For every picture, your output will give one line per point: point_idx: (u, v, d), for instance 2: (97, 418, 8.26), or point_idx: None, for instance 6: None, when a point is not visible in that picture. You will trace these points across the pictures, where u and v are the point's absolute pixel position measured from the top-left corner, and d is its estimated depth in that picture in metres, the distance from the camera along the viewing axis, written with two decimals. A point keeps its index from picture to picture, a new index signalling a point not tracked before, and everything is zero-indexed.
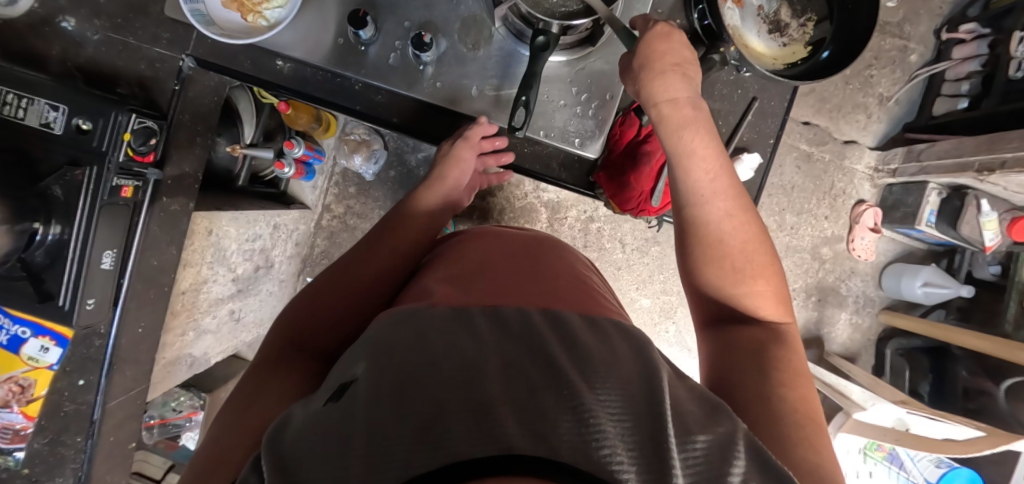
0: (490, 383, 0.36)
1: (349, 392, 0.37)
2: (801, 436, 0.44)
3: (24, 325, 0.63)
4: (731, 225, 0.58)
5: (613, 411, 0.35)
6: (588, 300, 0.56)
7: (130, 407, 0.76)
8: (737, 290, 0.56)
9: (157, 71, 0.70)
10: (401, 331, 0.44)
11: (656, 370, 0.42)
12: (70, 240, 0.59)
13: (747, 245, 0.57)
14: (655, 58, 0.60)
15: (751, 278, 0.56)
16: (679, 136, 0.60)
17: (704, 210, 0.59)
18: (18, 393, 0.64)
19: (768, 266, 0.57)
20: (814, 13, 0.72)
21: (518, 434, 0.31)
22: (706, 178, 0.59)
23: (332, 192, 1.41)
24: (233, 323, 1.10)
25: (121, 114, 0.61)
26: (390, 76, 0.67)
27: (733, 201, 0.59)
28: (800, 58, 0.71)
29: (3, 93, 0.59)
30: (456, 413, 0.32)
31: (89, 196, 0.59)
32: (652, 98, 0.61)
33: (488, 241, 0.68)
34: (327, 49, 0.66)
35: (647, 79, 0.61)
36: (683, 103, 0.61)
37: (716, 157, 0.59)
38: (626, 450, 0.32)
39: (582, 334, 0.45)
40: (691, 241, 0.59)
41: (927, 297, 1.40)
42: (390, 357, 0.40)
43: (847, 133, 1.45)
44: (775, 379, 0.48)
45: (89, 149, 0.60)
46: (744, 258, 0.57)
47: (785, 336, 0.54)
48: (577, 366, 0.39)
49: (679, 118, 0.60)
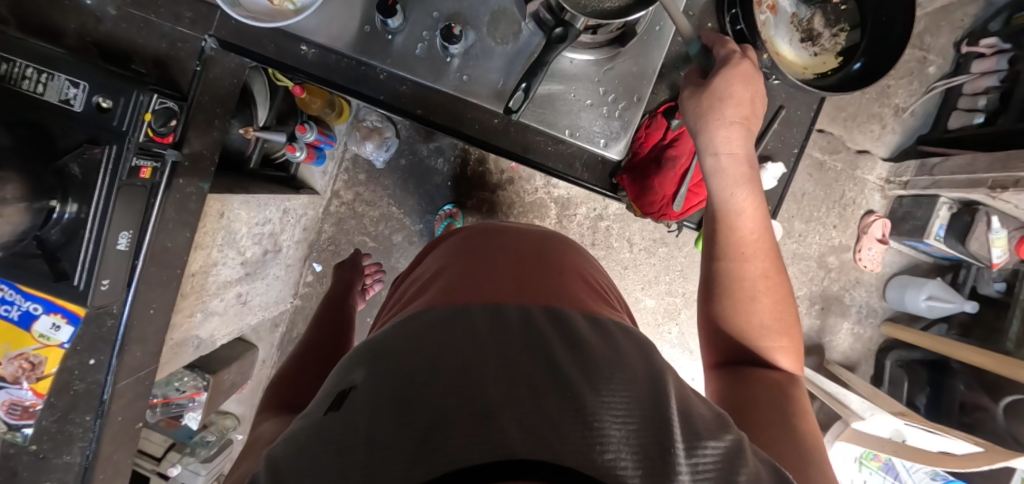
0: (492, 383, 0.36)
1: (349, 400, 0.38)
2: (808, 460, 0.44)
3: (35, 302, 0.62)
4: (764, 284, 0.59)
5: (619, 413, 0.35)
6: (589, 298, 0.56)
7: (138, 387, 0.76)
8: (761, 343, 0.58)
9: (177, 49, 0.68)
10: (401, 336, 0.45)
11: (662, 373, 0.41)
12: (87, 219, 0.59)
13: (777, 306, 0.59)
14: (728, 104, 0.61)
15: (777, 334, 0.58)
16: (729, 192, 0.62)
17: (741, 267, 0.60)
18: (28, 369, 0.65)
19: (793, 326, 0.60)
20: (847, 23, 0.71)
21: (519, 438, 0.31)
22: (750, 236, 0.61)
23: (342, 178, 1.40)
24: (239, 306, 1.10)
25: (143, 94, 0.59)
26: (416, 67, 0.65)
27: (768, 262, 0.61)
28: (831, 69, 0.71)
29: (23, 66, 0.58)
30: (457, 420, 0.33)
31: (108, 176, 0.58)
32: (712, 147, 0.62)
33: (494, 236, 0.68)
34: (351, 36, 0.65)
35: (710, 126, 0.62)
36: (740, 158, 0.62)
37: (761, 217, 0.62)
38: (629, 453, 0.32)
39: (587, 334, 0.45)
40: (719, 293, 0.61)
41: (930, 311, 1.41)
42: (389, 364, 0.41)
43: (860, 143, 1.45)
44: (785, 416, 0.49)
45: (110, 128, 0.58)
46: (773, 317, 0.59)
47: (797, 383, 0.56)
48: (580, 367, 0.39)
49: (736, 172, 0.61)
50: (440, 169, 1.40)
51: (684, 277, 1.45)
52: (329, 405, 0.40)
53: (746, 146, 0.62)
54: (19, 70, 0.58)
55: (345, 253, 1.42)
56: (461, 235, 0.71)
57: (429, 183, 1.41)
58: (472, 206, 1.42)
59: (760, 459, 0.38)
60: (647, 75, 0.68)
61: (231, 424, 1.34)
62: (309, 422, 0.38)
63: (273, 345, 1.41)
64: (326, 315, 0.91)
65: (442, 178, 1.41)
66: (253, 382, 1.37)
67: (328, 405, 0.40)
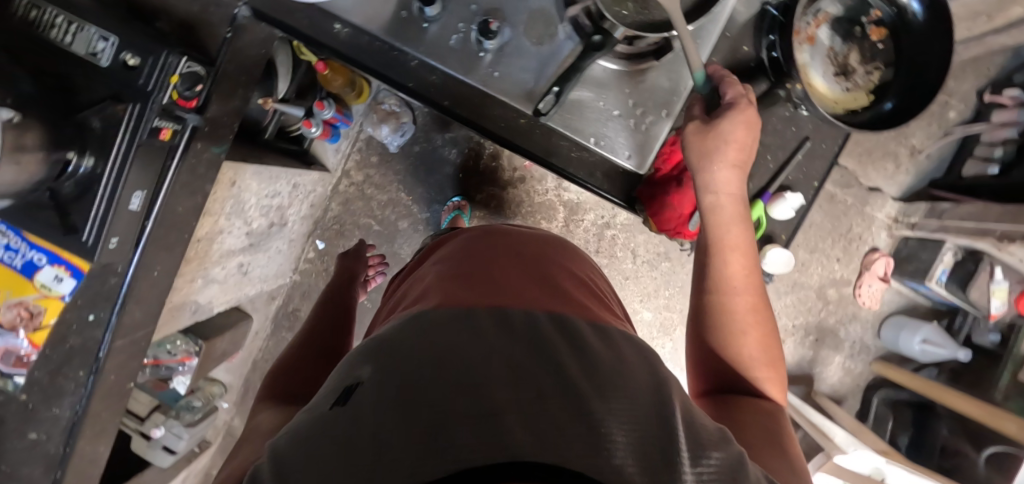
0: (499, 387, 0.36)
1: (356, 394, 0.38)
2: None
3: (40, 252, 0.64)
4: (752, 317, 0.60)
5: (624, 422, 0.34)
6: (595, 306, 0.56)
7: (134, 347, 0.76)
8: (750, 373, 0.58)
9: (209, 13, 0.63)
10: (408, 333, 0.45)
11: (666, 382, 0.41)
12: (103, 176, 0.57)
13: (764, 340, 0.60)
14: (730, 147, 0.61)
15: (765, 365, 0.59)
16: (723, 229, 0.62)
17: (730, 301, 0.61)
18: (26, 318, 0.66)
19: (779, 358, 0.60)
20: (882, 62, 0.70)
21: (527, 441, 0.31)
22: (740, 272, 0.61)
23: (354, 158, 1.39)
24: (241, 276, 1.10)
25: (172, 56, 0.57)
26: (449, 58, 0.64)
27: (756, 295, 0.61)
28: (862, 106, 0.69)
29: (54, 15, 0.56)
30: (464, 420, 0.32)
31: (127, 133, 0.57)
32: (711, 188, 0.62)
33: (501, 241, 0.67)
34: (386, 20, 0.62)
35: (709, 166, 0.62)
36: (735, 200, 0.63)
37: (751, 254, 0.62)
38: (635, 460, 0.32)
39: (592, 341, 0.45)
40: (709, 325, 0.61)
41: (922, 354, 1.41)
42: (396, 360, 0.41)
43: (874, 180, 1.45)
44: (779, 442, 0.49)
45: (135, 86, 0.56)
46: (761, 349, 0.59)
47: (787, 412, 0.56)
48: (587, 376, 0.39)
49: (728, 203, 0.62)
50: (453, 160, 1.40)
51: (684, 293, 1.45)
52: (335, 399, 0.39)
53: (742, 188, 0.63)
54: (49, 17, 0.57)
55: (349, 233, 1.41)
56: (468, 236, 0.71)
57: (439, 173, 1.40)
58: (481, 201, 1.41)
59: (757, 475, 0.38)
60: (677, 91, 0.67)
61: (219, 391, 1.35)
62: (313, 416, 0.38)
63: (269, 317, 1.41)
64: (326, 306, 0.92)
65: (454, 169, 1.40)
66: (244, 352, 1.37)
67: (334, 400, 0.40)
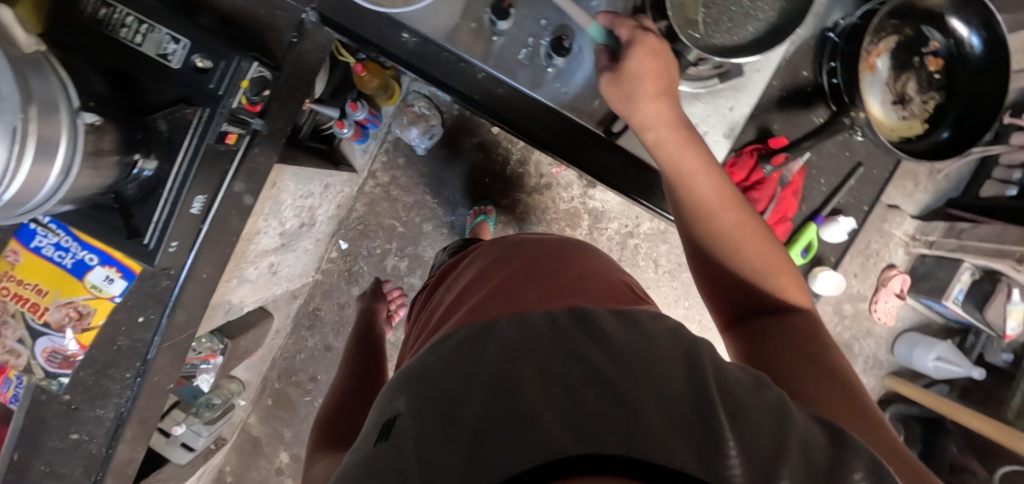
0: (528, 388, 0.35)
1: (395, 429, 0.38)
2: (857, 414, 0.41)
3: (92, 252, 0.63)
4: (742, 231, 0.57)
5: (663, 405, 0.33)
6: (615, 294, 0.54)
7: (179, 348, 0.75)
8: (762, 286, 0.56)
9: (275, 17, 0.62)
10: (435, 358, 0.45)
11: (695, 352, 0.39)
12: (167, 179, 0.56)
13: (761, 248, 0.57)
14: (647, 78, 0.58)
15: (773, 273, 0.56)
16: (678, 157, 0.59)
17: (714, 225, 0.58)
18: (75, 318, 0.66)
19: (787, 260, 0.58)
20: (937, 92, 0.71)
21: (564, 435, 0.29)
22: (714, 195, 0.59)
23: (381, 159, 1.38)
24: (271, 275, 1.09)
25: (244, 60, 0.56)
26: (517, 71, 0.64)
27: (738, 210, 0.58)
28: (917, 134, 0.71)
29: (125, 14, 0.55)
30: (499, 430, 0.31)
31: (195, 136, 0.56)
32: (645, 124, 0.59)
33: (524, 248, 0.67)
34: (456, 31, 0.62)
35: (637, 100, 0.59)
36: (676, 123, 0.60)
37: (716, 172, 0.59)
38: (683, 439, 0.30)
39: (608, 323, 0.42)
40: (709, 262, 0.59)
41: (937, 372, 1.43)
42: (428, 388, 0.40)
43: (891, 198, 1.44)
44: (813, 369, 0.46)
45: (205, 90, 0.55)
46: (760, 258, 0.56)
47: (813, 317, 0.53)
48: (613, 360, 0.37)
49: (676, 138, 0.59)
50: (480, 164, 1.39)
51: (704, 304, 1.46)
52: (377, 436, 0.40)
53: (678, 114, 0.60)
54: (120, 17, 0.56)
55: (373, 234, 1.41)
56: (492, 249, 0.71)
57: (465, 176, 1.40)
58: (506, 206, 1.41)
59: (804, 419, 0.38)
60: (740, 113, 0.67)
61: (237, 389, 1.33)
62: (360, 457, 0.38)
63: (289, 315, 1.39)
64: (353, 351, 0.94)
65: (480, 173, 1.40)
66: (264, 350, 1.36)
67: (376, 436, 0.40)
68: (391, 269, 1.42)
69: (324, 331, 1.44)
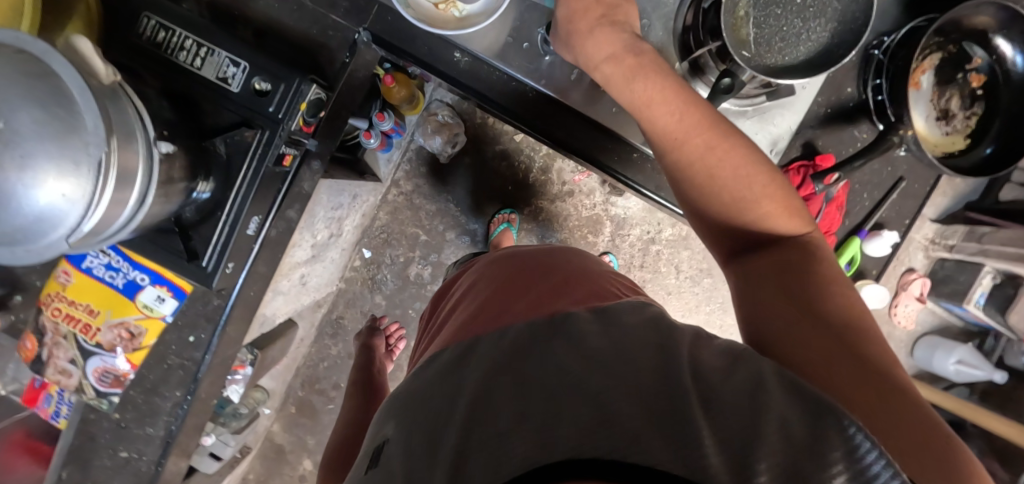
0: (502, 399, 0.34)
1: (384, 456, 0.38)
2: (859, 371, 0.35)
3: (143, 272, 0.63)
4: (718, 157, 0.48)
5: (631, 392, 0.31)
6: (599, 292, 0.52)
7: (226, 365, 0.75)
8: (747, 218, 0.47)
9: (327, 38, 0.64)
10: (422, 380, 0.45)
11: (670, 336, 0.37)
12: (227, 202, 0.57)
13: (741, 171, 0.47)
14: (583, 17, 0.54)
15: (756, 200, 0.47)
16: (631, 87, 0.52)
17: (680, 154, 0.50)
18: (127, 339, 0.66)
19: (777, 183, 0.48)
20: (982, 108, 0.71)
21: (534, 444, 0.29)
22: (675, 119, 0.49)
23: (403, 168, 1.38)
24: (301, 286, 1.10)
25: (304, 83, 0.56)
26: (568, 89, 0.64)
27: (710, 130, 0.49)
28: (959, 150, 0.71)
29: (184, 38, 0.56)
30: (472, 443, 0.31)
31: (255, 160, 0.56)
32: (591, 62, 0.54)
33: (514, 259, 0.66)
34: (506, 50, 0.63)
35: (581, 42, 0.55)
36: (623, 55, 0.52)
37: (677, 92, 0.50)
38: (652, 426, 0.28)
39: (585, 320, 0.41)
40: (686, 196, 0.51)
41: (958, 375, 1.42)
42: (413, 409, 0.41)
43: None
44: (801, 322, 0.39)
45: (265, 113, 0.56)
46: (743, 184, 0.47)
47: (810, 249, 0.45)
48: (583, 355, 0.35)
49: (622, 72, 0.52)
50: (501, 171, 1.39)
51: (725, 310, 1.46)
52: (369, 463, 0.40)
53: (624, 42, 0.53)
54: (179, 40, 0.56)
55: (396, 243, 1.41)
56: (486, 263, 0.70)
57: (487, 183, 1.40)
58: (529, 213, 1.42)
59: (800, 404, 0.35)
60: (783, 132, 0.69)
61: (261, 397, 1.32)
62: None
63: (313, 323, 1.39)
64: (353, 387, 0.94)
65: (502, 181, 1.40)
66: (288, 359, 1.36)
67: (368, 464, 0.40)
68: (414, 277, 1.42)
69: (347, 339, 1.44)
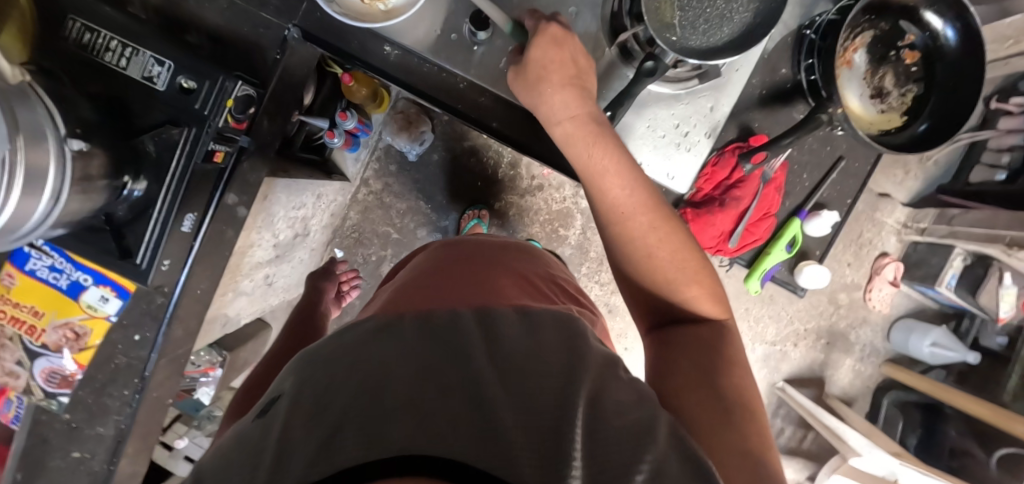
0: (401, 384, 0.34)
1: (271, 409, 0.37)
2: (736, 442, 0.40)
3: (85, 273, 0.64)
4: (657, 236, 0.54)
5: (521, 413, 0.32)
6: (526, 294, 0.53)
7: (176, 364, 0.75)
8: (676, 294, 0.54)
9: (260, 36, 0.64)
10: (335, 339, 0.43)
11: (582, 361, 0.38)
12: (157, 200, 0.57)
13: (676, 254, 0.54)
14: (550, 70, 0.56)
15: (686, 282, 0.53)
16: (587, 153, 0.56)
17: (626, 227, 0.55)
18: (72, 339, 0.66)
19: (705, 270, 0.55)
20: (915, 85, 0.74)
21: (416, 435, 0.29)
22: (623, 197, 0.55)
23: (373, 166, 1.39)
24: (267, 287, 1.11)
25: (228, 80, 0.57)
26: (499, 80, 0.65)
27: (654, 213, 0.55)
28: (895, 127, 0.75)
29: (109, 39, 0.56)
30: (356, 421, 0.30)
31: (183, 157, 0.57)
32: (551, 119, 0.57)
33: (455, 248, 0.66)
34: (436, 41, 0.63)
35: (543, 97, 0.57)
36: (582, 118, 0.57)
37: (628, 170, 0.55)
38: (531, 447, 0.30)
39: (507, 327, 0.41)
40: (624, 264, 0.57)
41: (932, 357, 1.41)
42: (313, 369, 0.39)
43: (882, 185, 1.40)
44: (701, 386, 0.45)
45: (191, 110, 0.56)
46: (676, 266, 0.54)
47: (723, 333, 0.52)
48: (495, 362, 0.36)
49: (578, 134, 0.56)
50: (471, 167, 1.40)
51: None
52: (256, 413, 0.39)
53: (588, 107, 0.57)
54: (104, 41, 0.57)
55: (367, 242, 1.41)
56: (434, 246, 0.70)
57: (456, 180, 1.40)
58: (499, 209, 1.42)
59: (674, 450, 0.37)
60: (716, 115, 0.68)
61: None
62: (235, 433, 0.37)
63: None
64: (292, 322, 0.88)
65: (472, 176, 1.40)
66: None
67: (256, 413, 0.39)
68: None
69: None
